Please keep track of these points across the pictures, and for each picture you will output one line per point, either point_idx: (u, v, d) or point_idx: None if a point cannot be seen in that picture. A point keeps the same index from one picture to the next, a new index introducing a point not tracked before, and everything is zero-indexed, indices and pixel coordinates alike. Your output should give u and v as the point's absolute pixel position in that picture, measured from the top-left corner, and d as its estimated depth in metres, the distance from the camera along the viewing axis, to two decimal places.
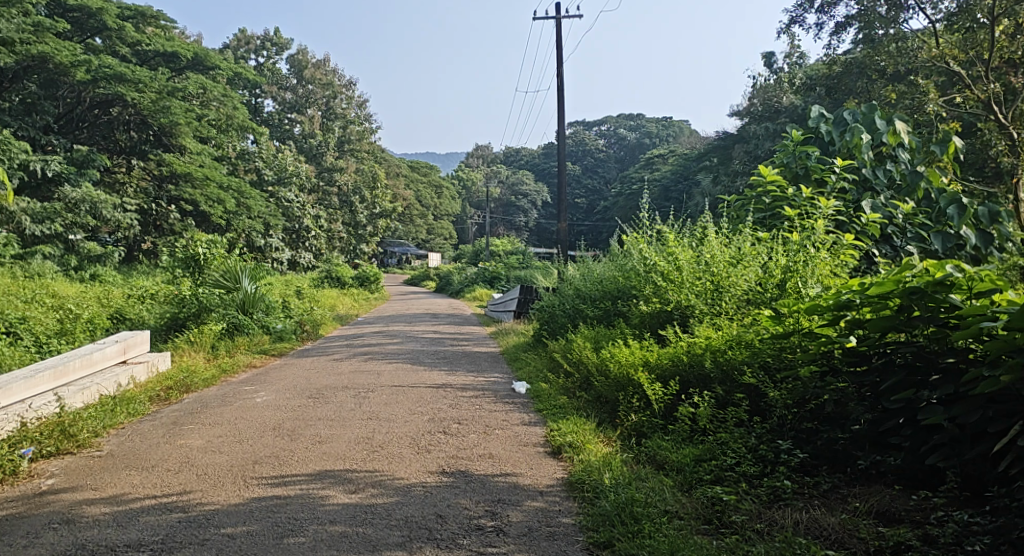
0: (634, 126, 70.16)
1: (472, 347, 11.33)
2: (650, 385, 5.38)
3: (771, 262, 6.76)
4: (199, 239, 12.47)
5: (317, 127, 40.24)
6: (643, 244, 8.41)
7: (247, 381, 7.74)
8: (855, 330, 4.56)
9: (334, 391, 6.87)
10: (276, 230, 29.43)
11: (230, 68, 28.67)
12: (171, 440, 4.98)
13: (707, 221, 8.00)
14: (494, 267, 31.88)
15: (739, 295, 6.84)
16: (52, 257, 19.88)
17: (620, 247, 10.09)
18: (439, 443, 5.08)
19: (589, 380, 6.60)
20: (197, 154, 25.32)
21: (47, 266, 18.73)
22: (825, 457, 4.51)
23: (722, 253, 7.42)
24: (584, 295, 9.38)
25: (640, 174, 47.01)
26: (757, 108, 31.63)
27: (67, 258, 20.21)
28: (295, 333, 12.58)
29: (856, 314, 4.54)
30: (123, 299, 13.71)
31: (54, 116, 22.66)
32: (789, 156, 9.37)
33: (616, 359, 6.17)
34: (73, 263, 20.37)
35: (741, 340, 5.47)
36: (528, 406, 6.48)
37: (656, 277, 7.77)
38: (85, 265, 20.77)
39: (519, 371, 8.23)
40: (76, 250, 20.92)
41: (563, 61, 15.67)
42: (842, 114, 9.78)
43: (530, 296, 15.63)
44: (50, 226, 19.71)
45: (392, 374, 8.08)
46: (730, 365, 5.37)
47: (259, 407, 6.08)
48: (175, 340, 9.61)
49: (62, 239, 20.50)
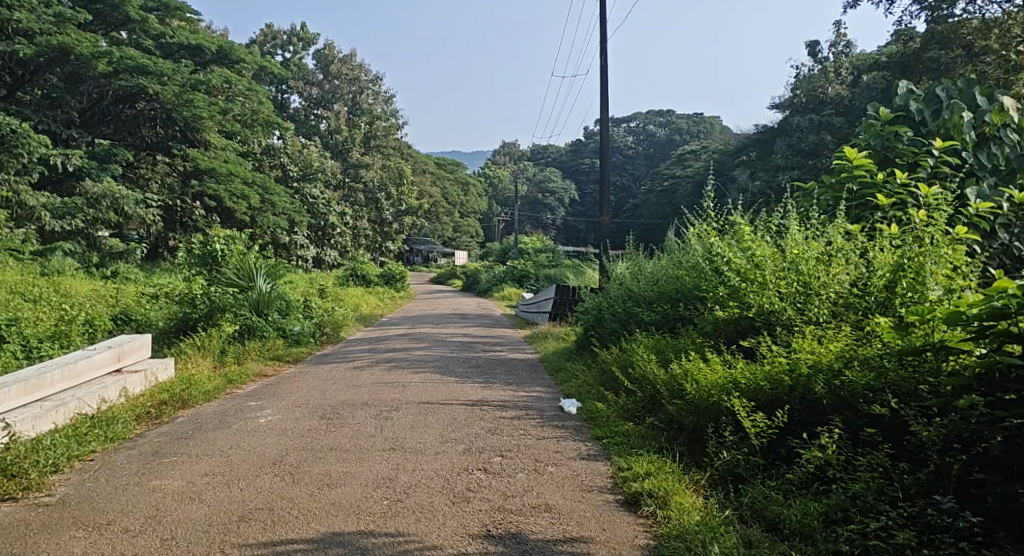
0: (664, 122, 68.33)
1: (506, 353, 10.23)
2: (748, 417, 4.26)
3: (876, 259, 5.55)
4: (214, 232, 11.22)
5: (343, 123, 39.39)
6: (712, 237, 7.22)
7: (253, 394, 6.69)
8: (1010, 344, 3.36)
9: (351, 409, 5.79)
10: (301, 227, 28.50)
11: (255, 60, 27.62)
12: (143, 477, 3.94)
13: (790, 212, 6.79)
14: (523, 265, 30.72)
15: (837, 298, 5.64)
16: (73, 253, 19.26)
17: (678, 241, 8.90)
18: (478, 489, 3.97)
19: (659, 402, 5.48)
20: (221, 149, 24.57)
21: (67, 263, 18.10)
22: (1001, 521, 3.22)
23: (809, 248, 6.21)
24: (637, 296, 8.21)
25: (672, 171, 45.54)
26: (799, 99, 29.77)
27: (88, 255, 19.63)
28: (314, 337, 11.58)
29: (1015, 324, 3.31)
30: (136, 297, 12.86)
31: (77, 110, 21.99)
32: (875, 138, 8.19)
33: (695, 376, 5.03)
34: (95, 260, 19.77)
35: (860, 358, 4.29)
36: (584, 433, 5.35)
37: (730, 277, 6.57)
38: (106, 263, 20.17)
39: (567, 384, 7.09)
40: (99, 247, 20.34)
41: (606, 43, 14.45)
42: (935, 91, 8.54)
43: (567, 297, 14.48)
44: (70, 221, 19.11)
45: (420, 387, 6.97)
46: (849, 392, 4.21)
47: (260, 431, 5.04)
48: (181, 344, 8.66)
49: (83, 235, 19.91)
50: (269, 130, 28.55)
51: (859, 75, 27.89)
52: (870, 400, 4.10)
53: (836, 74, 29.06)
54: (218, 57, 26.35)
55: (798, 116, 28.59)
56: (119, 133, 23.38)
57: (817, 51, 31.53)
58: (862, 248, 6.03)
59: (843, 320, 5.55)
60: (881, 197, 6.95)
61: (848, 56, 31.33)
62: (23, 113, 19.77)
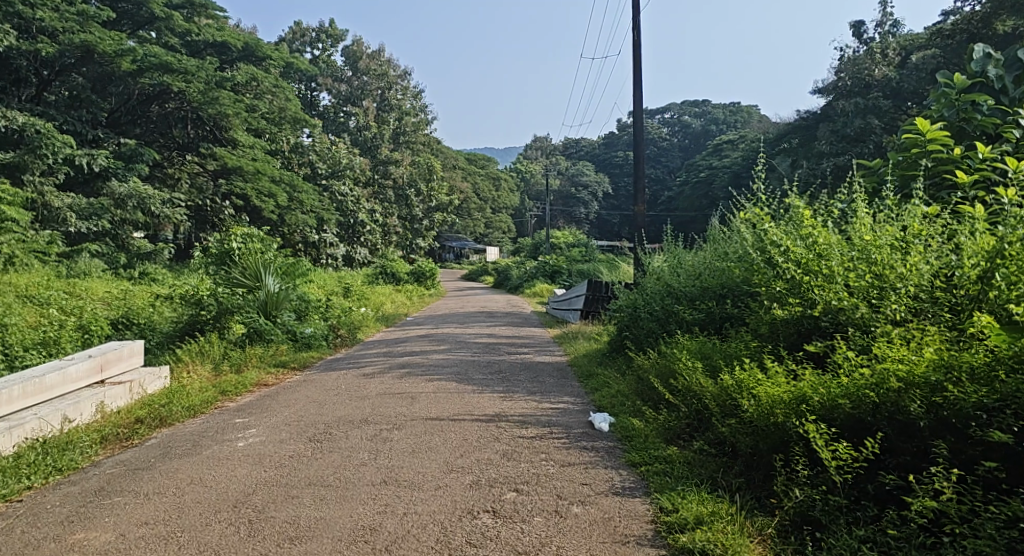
0: (699, 112, 66.58)
1: (533, 355, 9.40)
2: (827, 448, 3.38)
3: (968, 247, 4.56)
4: (231, 230, 10.41)
5: (372, 119, 38.87)
6: (764, 223, 6.23)
7: (244, 409, 5.94)
8: None
9: (345, 429, 4.99)
10: (330, 225, 28.06)
11: (281, 57, 27.16)
12: (65, 529, 3.20)
13: (856, 192, 5.78)
14: (555, 261, 29.86)
15: (921, 293, 4.65)
16: (101, 255, 18.90)
17: (720, 230, 7.91)
18: (482, 542, 3.15)
19: (707, 419, 4.58)
20: (249, 148, 24.15)
21: (94, 264, 17.84)
22: None
23: (884, 233, 5.20)
24: (677, 293, 7.27)
25: (708, 161, 44.08)
26: (843, 83, 27.99)
27: (116, 256, 19.29)
28: (328, 339, 10.85)
29: None
30: (153, 298, 12.34)
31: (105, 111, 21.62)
32: (947, 109, 7.04)
33: (754, 391, 4.14)
34: (122, 261, 19.41)
35: (967, 369, 3.35)
36: (618, 458, 4.49)
37: (788, 269, 5.57)
38: (134, 264, 19.83)
39: (599, 394, 6.21)
40: (126, 247, 20.04)
41: (638, 20, 13.46)
42: (1018, 53, 7.36)
43: (599, 293, 13.57)
44: (96, 222, 18.68)
45: (431, 399, 6.16)
46: (955, 410, 3.29)
47: (232, 458, 4.26)
48: (179, 351, 8.02)
49: (111, 236, 19.54)
50: (297, 127, 28.13)
51: (908, 55, 26.30)
52: (984, 424, 3.19)
53: (882, 55, 27.21)
54: (245, 55, 25.96)
55: (842, 100, 26.88)
56: (147, 133, 23.07)
57: (862, 32, 29.93)
58: (948, 232, 5.02)
59: (929, 318, 4.57)
60: (961, 173, 5.89)
61: (895, 36, 29.64)
62: (47, 113, 19.39)
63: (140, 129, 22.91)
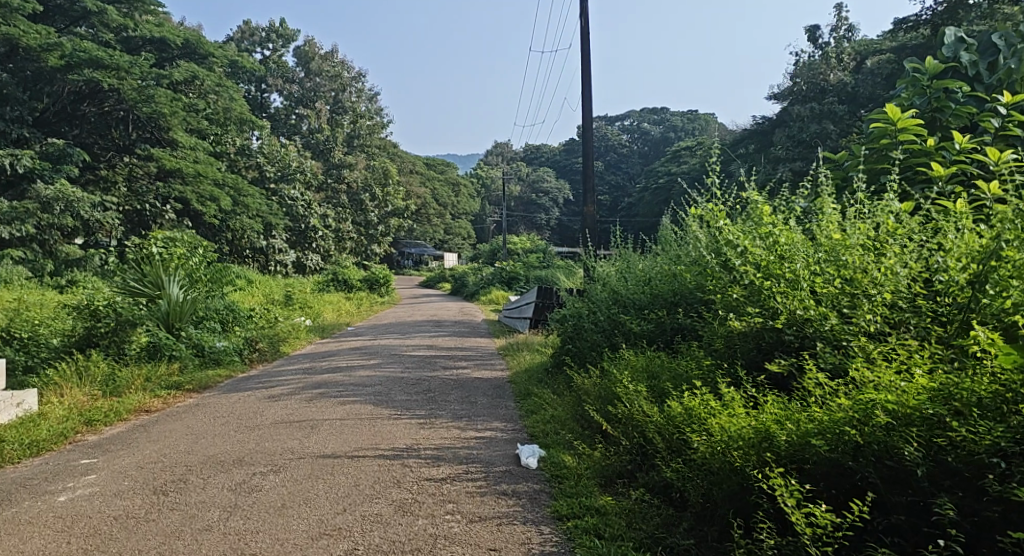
0: (658, 120, 66.60)
1: (471, 370, 8.51)
2: (801, 511, 2.59)
3: (951, 248, 3.85)
4: (152, 234, 9.59)
5: (325, 122, 37.46)
6: (719, 220, 5.41)
7: (103, 445, 4.91)
8: None
9: (210, 472, 4.04)
10: (278, 230, 26.98)
11: (227, 55, 25.74)
12: None
13: (822, 186, 5.04)
14: (512, 267, 29.06)
15: (901, 301, 3.93)
16: (24, 262, 17.33)
17: (672, 230, 7.12)
18: None
19: (653, 458, 3.75)
20: (191, 149, 22.35)
21: (16, 273, 16.44)
22: None
23: (857, 230, 4.44)
24: (625, 301, 6.46)
25: (667, 167, 43.86)
26: (800, 88, 27.80)
27: (43, 262, 17.70)
28: (241, 354, 9.69)
29: None
30: (57, 310, 11.02)
31: (37, 112, 19.52)
32: (917, 96, 6.35)
33: (708, 425, 3.37)
34: (50, 269, 17.70)
35: (975, 402, 2.62)
36: (542, 507, 3.60)
37: (747, 273, 4.76)
38: (63, 272, 18.01)
39: (532, 420, 5.33)
40: (53, 254, 18.31)
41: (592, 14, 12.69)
42: (990, 39, 6.75)
43: (548, 301, 12.76)
44: (20, 227, 16.84)
45: (335, 428, 5.22)
46: (963, 456, 2.57)
47: (35, 523, 3.29)
48: (54, 371, 6.87)
49: (38, 241, 17.81)
50: (243, 128, 26.72)
51: (863, 61, 26.19)
52: (1001, 474, 2.46)
53: (837, 60, 27.25)
54: (186, 53, 24.46)
55: (797, 105, 26.55)
56: (85, 134, 20.96)
57: (818, 36, 29.79)
58: (928, 230, 4.32)
59: (911, 332, 3.85)
60: (937, 164, 5.18)
61: (850, 41, 29.60)
62: None
63: (75, 130, 20.85)
